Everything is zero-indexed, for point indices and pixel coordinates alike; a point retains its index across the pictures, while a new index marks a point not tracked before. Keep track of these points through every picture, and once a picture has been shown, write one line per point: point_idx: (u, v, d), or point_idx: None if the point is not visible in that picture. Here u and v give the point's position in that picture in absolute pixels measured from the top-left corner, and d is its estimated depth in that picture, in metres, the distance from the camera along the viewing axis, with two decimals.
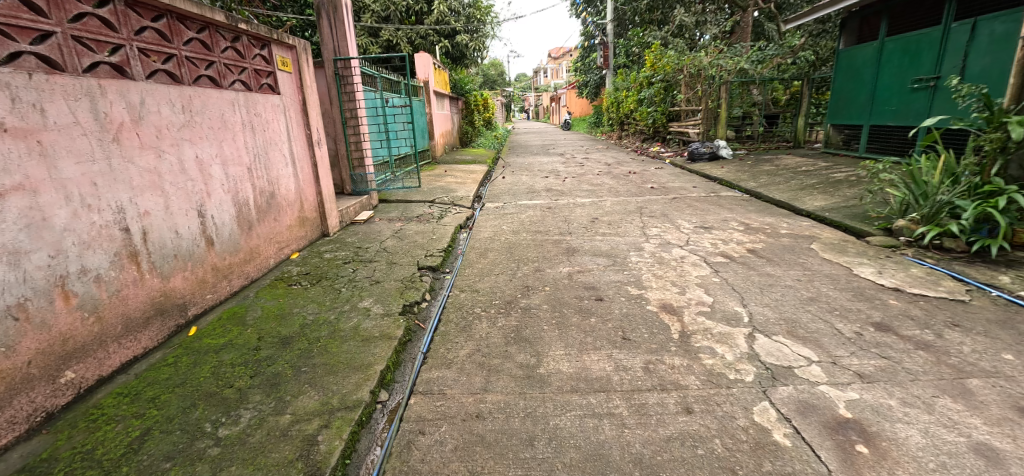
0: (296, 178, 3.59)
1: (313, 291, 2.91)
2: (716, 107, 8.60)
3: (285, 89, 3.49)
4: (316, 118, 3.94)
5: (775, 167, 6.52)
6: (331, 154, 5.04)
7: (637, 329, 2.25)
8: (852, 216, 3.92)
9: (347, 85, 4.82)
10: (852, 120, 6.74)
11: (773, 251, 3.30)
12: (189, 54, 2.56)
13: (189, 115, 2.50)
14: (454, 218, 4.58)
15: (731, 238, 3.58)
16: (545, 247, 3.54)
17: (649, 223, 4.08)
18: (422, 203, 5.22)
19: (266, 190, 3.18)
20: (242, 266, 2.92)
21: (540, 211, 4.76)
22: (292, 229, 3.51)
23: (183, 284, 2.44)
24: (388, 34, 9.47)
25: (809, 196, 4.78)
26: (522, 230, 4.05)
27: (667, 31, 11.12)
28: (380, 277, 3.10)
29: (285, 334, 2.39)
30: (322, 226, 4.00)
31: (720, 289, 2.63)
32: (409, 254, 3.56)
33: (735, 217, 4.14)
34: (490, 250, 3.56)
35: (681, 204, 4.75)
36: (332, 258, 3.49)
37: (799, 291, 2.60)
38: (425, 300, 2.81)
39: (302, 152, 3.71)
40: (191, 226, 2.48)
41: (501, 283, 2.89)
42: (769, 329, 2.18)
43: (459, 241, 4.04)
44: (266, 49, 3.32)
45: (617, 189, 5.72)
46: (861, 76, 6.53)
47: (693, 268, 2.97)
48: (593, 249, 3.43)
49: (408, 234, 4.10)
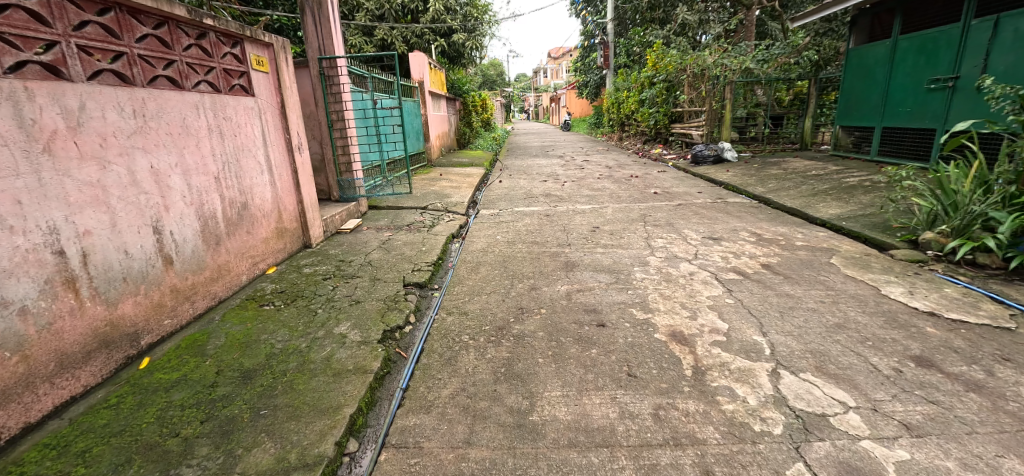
0: (272, 187, 3.32)
1: (286, 314, 2.64)
2: (721, 108, 8.34)
3: (260, 90, 3.22)
4: (297, 121, 3.67)
5: (783, 171, 6.26)
6: (317, 159, 4.77)
7: (644, 363, 1.98)
8: (872, 226, 3.67)
9: (333, 85, 4.55)
10: (863, 121, 6.47)
11: (790, 266, 3.03)
12: (144, 52, 2.30)
13: (141, 120, 2.23)
14: (446, 227, 4.32)
15: (742, 251, 3.31)
16: (542, 261, 3.27)
17: (653, 233, 3.82)
18: (413, 209, 4.96)
19: (237, 200, 2.91)
20: (208, 285, 2.65)
21: (538, 219, 4.49)
22: (268, 242, 3.25)
23: (135, 310, 2.17)
24: (382, 33, 9.17)
25: (822, 203, 4.52)
26: (518, 241, 3.78)
27: (670, 30, 10.86)
28: (361, 296, 2.84)
29: (248, 367, 2.12)
30: (303, 237, 3.74)
31: (736, 314, 2.36)
32: (394, 269, 3.29)
33: (745, 227, 3.87)
34: (482, 264, 3.29)
35: (687, 211, 4.48)
36: (311, 273, 3.23)
37: (823, 316, 2.34)
38: (408, 324, 2.54)
39: (281, 158, 3.45)
40: (144, 245, 2.22)
41: (492, 304, 2.62)
42: (795, 365, 1.92)
43: (450, 253, 3.78)
44: (238, 47, 3.05)
45: (618, 194, 5.46)
46: (873, 75, 6.27)
47: (703, 287, 2.71)
48: (594, 264, 3.17)
49: (396, 245, 3.83)
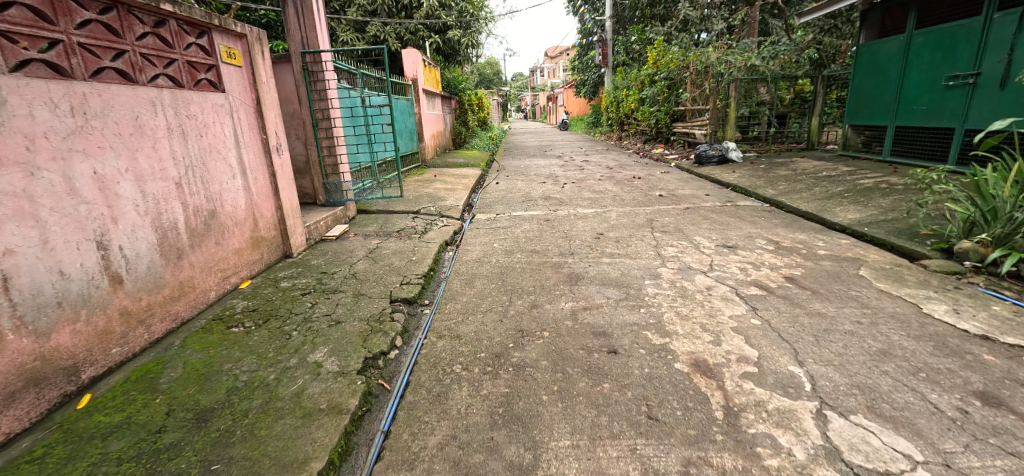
0: (246, 192, 3.02)
1: (255, 338, 2.34)
2: (724, 107, 8.08)
3: (231, 85, 2.91)
4: (275, 120, 3.36)
5: (792, 172, 6.01)
6: (301, 161, 4.46)
7: (665, 403, 1.69)
8: (897, 232, 3.41)
9: (317, 81, 4.23)
10: (874, 120, 6.22)
11: (816, 279, 2.75)
12: (86, 40, 1.99)
13: (80, 119, 1.93)
14: (439, 233, 4.03)
15: (761, 261, 3.03)
16: (543, 272, 2.99)
17: (662, 241, 3.53)
18: (405, 214, 4.66)
19: (202, 208, 2.61)
20: (167, 305, 2.35)
21: (537, 224, 4.20)
22: (240, 253, 2.95)
23: (74, 340, 1.87)
24: (374, 29, 8.88)
25: (839, 207, 4.26)
26: (516, 249, 3.49)
27: (672, 27, 10.59)
28: (342, 316, 2.53)
29: (204, 406, 1.83)
30: (282, 247, 3.43)
31: (765, 338, 2.08)
32: (381, 282, 2.99)
33: (761, 233, 3.60)
34: (477, 277, 2.99)
35: (696, 216, 4.20)
36: (289, 287, 2.92)
37: (864, 341, 2.06)
38: (393, 350, 2.24)
39: (257, 160, 3.14)
40: (85, 263, 1.92)
41: (488, 325, 2.33)
42: (843, 404, 1.64)
43: (443, 263, 3.49)
44: (205, 38, 2.74)
45: (622, 197, 5.18)
46: (885, 72, 6.02)
47: (724, 304, 2.43)
48: (600, 276, 2.88)
49: (384, 254, 3.53)
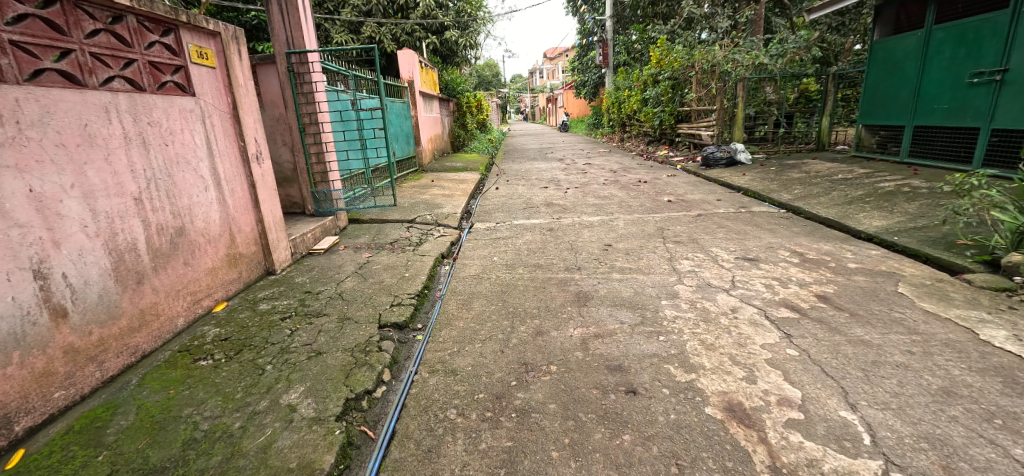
0: (221, 205, 2.75)
1: (224, 373, 2.07)
2: (732, 107, 7.80)
3: (203, 88, 2.65)
4: (255, 126, 3.09)
5: (805, 174, 5.76)
6: (288, 168, 4.20)
7: (699, 462, 1.41)
8: (931, 242, 3.14)
9: (304, 83, 3.95)
10: (891, 120, 5.95)
11: (851, 297, 2.48)
12: (20, 37, 1.74)
13: (8, 129, 1.67)
14: (435, 246, 3.75)
15: (787, 276, 2.77)
16: (547, 291, 2.72)
17: (676, 252, 3.27)
18: (399, 223, 4.39)
19: (167, 225, 2.34)
20: (124, 338, 2.09)
21: (540, 234, 3.93)
22: (214, 273, 2.68)
23: (4, 387, 1.61)
24: (370, 30, 8.63)
25: (862, 213, 3.98)
26: (518, 263, 3.21)
27: (674, 26, 10.30)
28: (324, 345, 2.25)
29: (154, 462, 1.56)
30: (265, 263, 3.16)
31: (807, 374, 1.80)
32: (370, 303, 2.71)
33: (782, 243, 3.34)
34: (475, 296, 2.71)
35: (709, 224, 3.94)
36: (268, 310, 2.65)
37: (920, 376, 1.78)
38: (379, 387, 1.97)
39: (235, 170, 2.88)
40: (18, 296, 1.66)
41: (487, 357, 2.05)
42: (915, 465, 1.36)
43: (439, 278, 3.22)
44: (171, 36, 2.48)
45: (629, 202, 4.92)
46: (901, 69, 5.76)
47: (755, 330, 2.15)
48: (611, 295, 2.60)
49: (375, 269, 3.26)
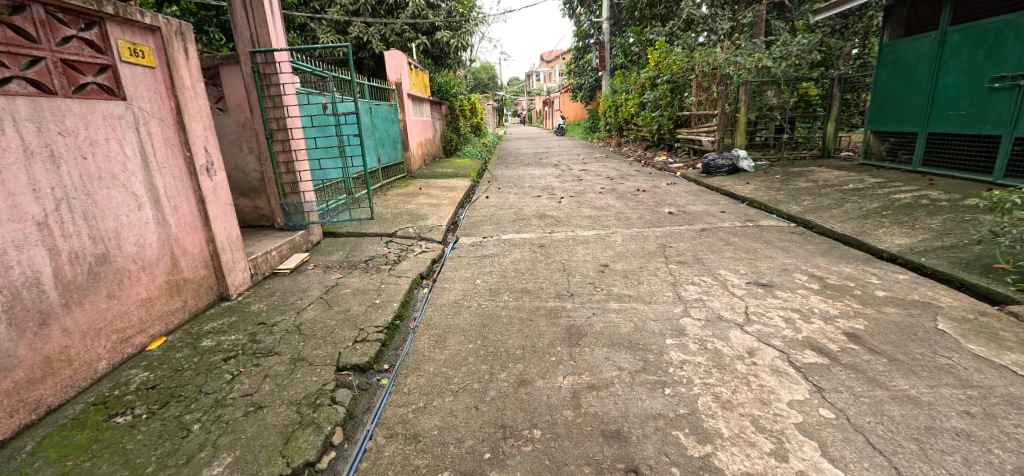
0: (160, 224, 2.39)
1: (141, 435, 1.72)
2: (733, 112, 7.51)
3: (136, 90, 2.29)
4: (206, 133, 2.73)
5: (813, 183, 5.43)
6: (255, 177, 3.84)
7: None
8: (964, 265, 2.83)
9: (271, 85, 3.59)
10: (902, 126, 5.65)
11: (885, 336, 2.15)
12: None
13: None
14: (414, 265, 3.40)
15: (809, 307, 2.43)
16: (534, 323, 2.37)
17: (681, 275, 2.93)
18: (378, 238, 4.03)
19: (85, 253, 1.98)
20: (21, 393, 1.73)
21: (530, 251, 3.58)
22: (149, 305, 2.32)
23: None
24: (357, 30, 8.27)
25: (881, 229, 3.66)
26: (503, 288, 2.85)
27: (673, 27, 9.94)
28: (266, 397, 1.89)
29: None
30: (218, 288, 2.80)
31: (851, 448, 1.46)
32: (330, 338, 2.35)
33: (797, 265, 3.01)
34: (452, 331, 2.35)
35: (715, 240, 3.60)
36: (210, 349, 2.28)
37: (990, 451, 1.44)
38: (326, 455, 1.61)
39: (179, 185, 2.52)
40: None
41: (458, 417, 1.70)
42: None
43: (414, 305, 2.85)
44: (94, 30, 2.13)
45: (627, 214, 4.58)
46: (914, 73, 5.45)
47: (778, 382, 1.82)
48: (608, 332, 2.25)
49: (343, 294, 2.89)
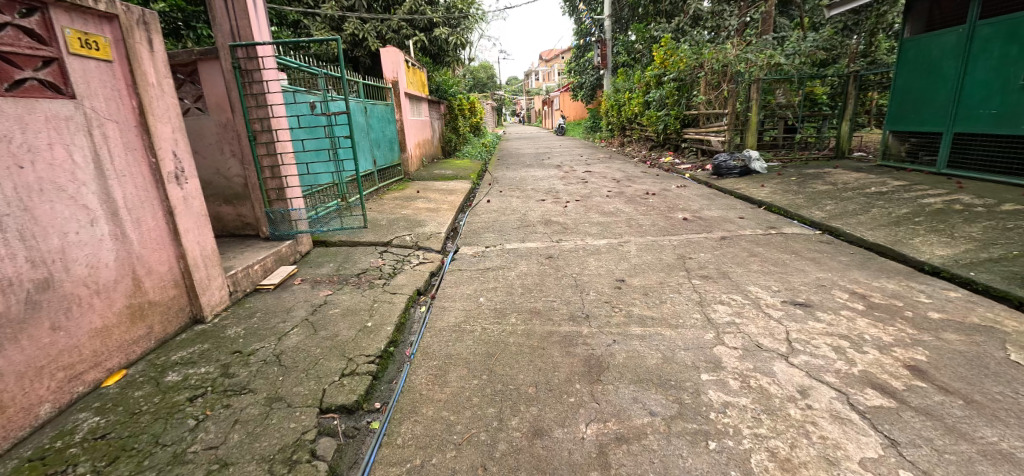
0: (120, 241, 2.09)
1: None
2: (745, 111, 7.22)
3: (89, 87, 1.99)
4: (176, 136, 2.43)
5: (832, 186, 5.14)
6: (238, 183, 3.53)
7: None
8: (1021, 281, 2.55)
9: (254, 82, 3.28)
10: (925, 125, 5.38)
11: (954, 371, 1.86)
12: None
13: None
14: (410, 280, 3.10)
15: (858, 333, 2.14)
16: (547, 353, 2.08)
17: (707, 292, 2.63)
18: (371, 249, 3.71)
19: (21, 278, 1.68)
20: None
21: (537, 263, 3.29)
22: (106, 335, 2.02)
23: None
24: (351, 26, 7.93)
25: (917, 238, 3.37)
26: (510, 308, 2.55)
27: (679, 24, 9.69)
28: (233, 451, 1.60)
29: None
30: (190, 309, 2.50)
31: None
32: (313, 370, 2.04)
33: (834, 281, 2.72)
34: (453, 362, 2.05)
35: (738, 251, 3.32)
36: (175, 385, 1.99)
37: None
38: None
39: (142, 195, 2.22)
40: None
41: None
42: None
43: (411, 327, 2.55)
44: (35, 16, 1.82)
45: (638, 220, 4.29)
46: (939, 69, 5.18)
47: (842, 432, 1.53)
48: (633, 364, 1.96)
49: (330, 316, 2.58)
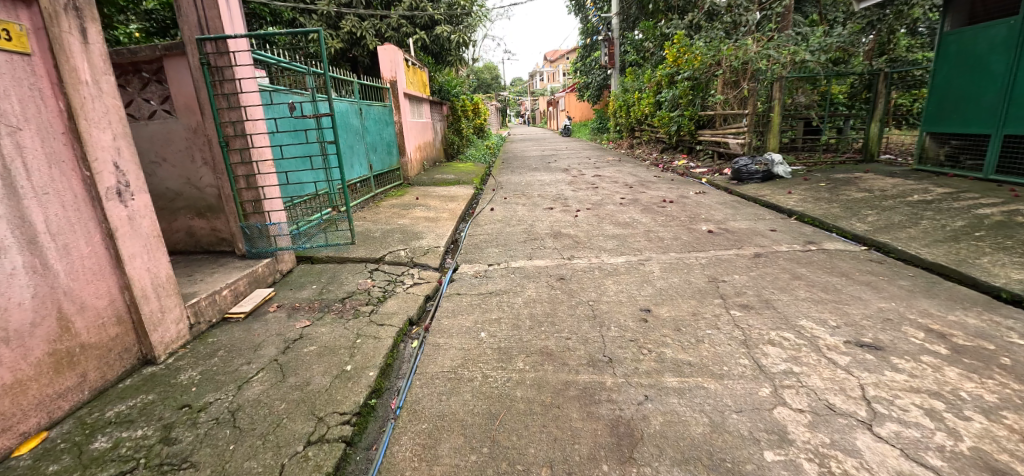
0: (38, 274, 1.70)
1: None
2: (767, 111, 6.79)
3: None
4: (119, 143, 2.04)
5: (869, 193, 4.71)
6: (211, 194, 3.14)
7: None
8: None
9: (225, 81, 2.93)
10: (969, 127, 4.92)
11: None
12: None
13: None
14: (401, 307, 2.69)
15: (952, 389, 1.71)
16: (562, 413, 1.67)
17: (753, 328, 2.21)
18: (360, 267, 3.31)
19: None
20: None
21: (547, 286, 2.88)
22: (18, 392, 1.63)
23: None
24: (349, 24, 7.53)
25: (985, 257, 2.93)
26: (518, 348, 2.15)
27: (692, 20, 9.26)
28: None
29: None
30: (138, 348, 2.11)
31: None
32: (273, 436, 1.64)
33: (902, 313, 2.29)
34: (446, 427, 1.65)
35: (779, 272, 2.89)
36: (100, 457, 1.59)
37: None
38: None
39: (72, 216, 1.83)
40: None
41: None
42: None
43: (399, 371, 2.15)
44: None
45: (658, 233, 3.88)
46: (986, 65, 4.71)
47: None
48: (673, 433, 1.55)
49: (303, 357, 2.18)
